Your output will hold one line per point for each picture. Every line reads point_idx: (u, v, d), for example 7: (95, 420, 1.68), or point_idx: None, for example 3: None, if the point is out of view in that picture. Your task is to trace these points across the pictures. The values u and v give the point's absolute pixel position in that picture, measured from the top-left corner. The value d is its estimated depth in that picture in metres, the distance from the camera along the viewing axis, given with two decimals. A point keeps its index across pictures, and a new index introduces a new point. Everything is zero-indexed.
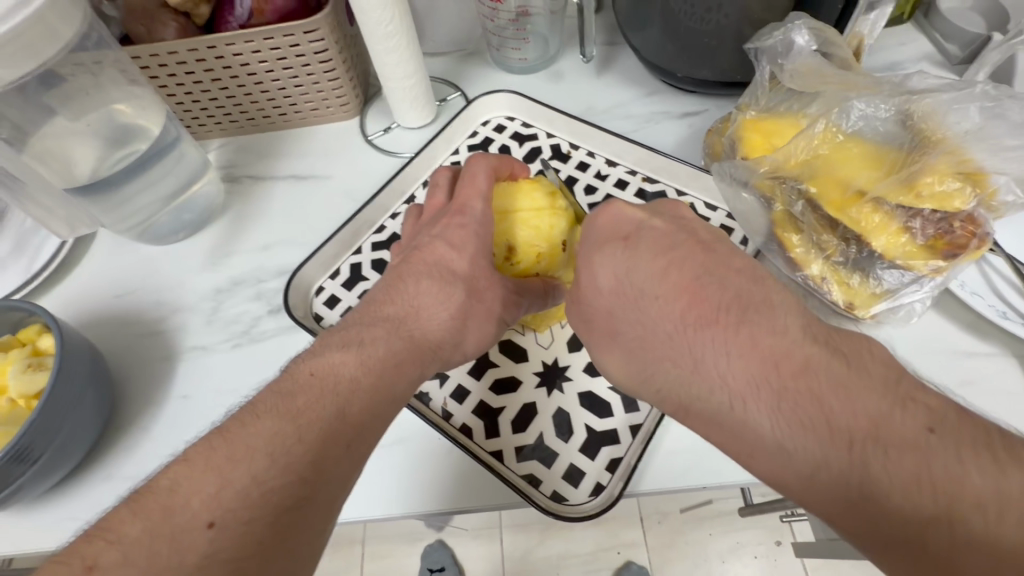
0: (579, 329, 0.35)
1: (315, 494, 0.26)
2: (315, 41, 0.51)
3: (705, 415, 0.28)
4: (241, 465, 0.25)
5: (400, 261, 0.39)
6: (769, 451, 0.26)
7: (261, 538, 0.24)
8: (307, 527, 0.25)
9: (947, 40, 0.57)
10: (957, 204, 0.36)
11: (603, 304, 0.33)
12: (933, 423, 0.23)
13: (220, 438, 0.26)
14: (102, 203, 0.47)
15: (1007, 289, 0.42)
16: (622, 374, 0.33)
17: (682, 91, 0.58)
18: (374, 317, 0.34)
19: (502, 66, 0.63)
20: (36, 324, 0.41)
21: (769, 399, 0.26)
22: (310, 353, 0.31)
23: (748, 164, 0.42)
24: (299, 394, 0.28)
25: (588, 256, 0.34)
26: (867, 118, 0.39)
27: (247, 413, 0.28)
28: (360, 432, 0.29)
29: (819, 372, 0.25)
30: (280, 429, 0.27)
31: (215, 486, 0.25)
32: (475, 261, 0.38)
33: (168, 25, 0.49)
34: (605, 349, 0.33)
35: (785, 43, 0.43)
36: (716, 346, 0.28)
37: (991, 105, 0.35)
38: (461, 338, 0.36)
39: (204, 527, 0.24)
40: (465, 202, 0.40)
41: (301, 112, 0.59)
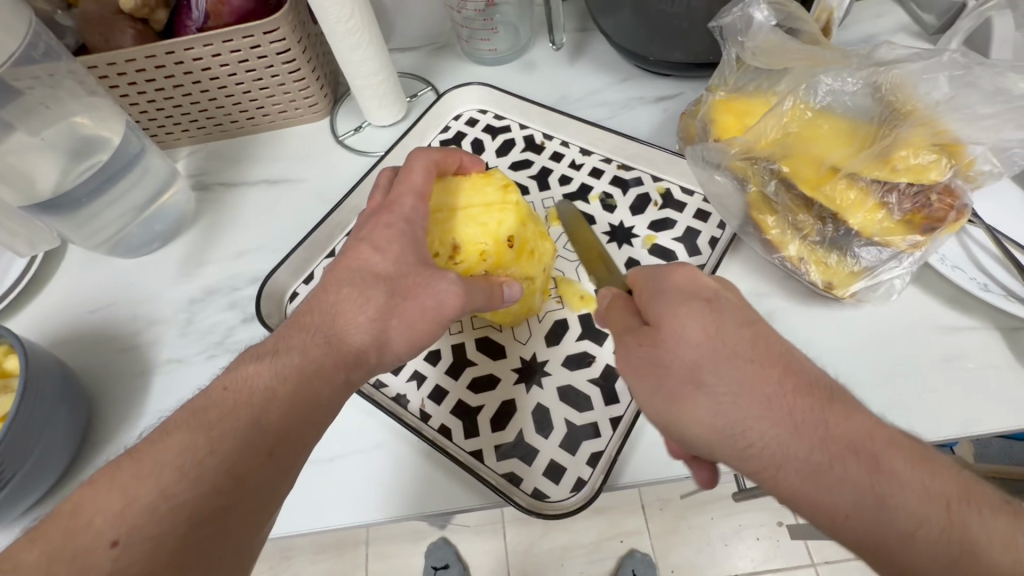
0: (643, 374, 0.30)
1: (234, 505, 0.26)
2: (275, 41, 0.50)
3: (803, 477, 0.26)
4: (148, 482, 0.25)
5: (329, 269, 0.37)
6: (868, 514, 0.24)
7: (172, 554, 0.24)
8: (225, 542, 0.25)
9: (922, 9, 0.56)
10: (932, 176, 0.35)
11: (686, 355, 0.29)
12: (1011, 503, 0.24)
13: (129, 458, 0.26)
14: (67, 218, 0.46)
15: (989, 261, 0.41)
16: (699, 432, 0.28)
17: (656, 75, 0.57)
18: (294, 329, 0.33)
19: (472, 58, 0.62)
20: (3, 345, 0.40)
21: (869, 463, 0.25)
22: (228, 369, 0.31)
23: (720, 146, 0.41)
24: (213, 408, 0.28)
25: (669, 307, 0.31)
26: (835, 93, 0.38)
27: (156, 430, 0.27)
28: (281, 440, 0.29)
29: (899, 449, 0.25)
30: (191, 442, 0.26)
31: (121, 504, 0.24)
32: (399, 261, 0.36)
33: (125, 32, 0.48)
34: (689, 402, 0.28)
35: (744, 19, 0.42)
36: (814, 414, 0.27)
37: (960, 73, 0.34)
38: (387, 339, 0.35)
39: (108, 546, 0.23)
40: (395, 198, 0.39)
41: (269, 116, 0.58)
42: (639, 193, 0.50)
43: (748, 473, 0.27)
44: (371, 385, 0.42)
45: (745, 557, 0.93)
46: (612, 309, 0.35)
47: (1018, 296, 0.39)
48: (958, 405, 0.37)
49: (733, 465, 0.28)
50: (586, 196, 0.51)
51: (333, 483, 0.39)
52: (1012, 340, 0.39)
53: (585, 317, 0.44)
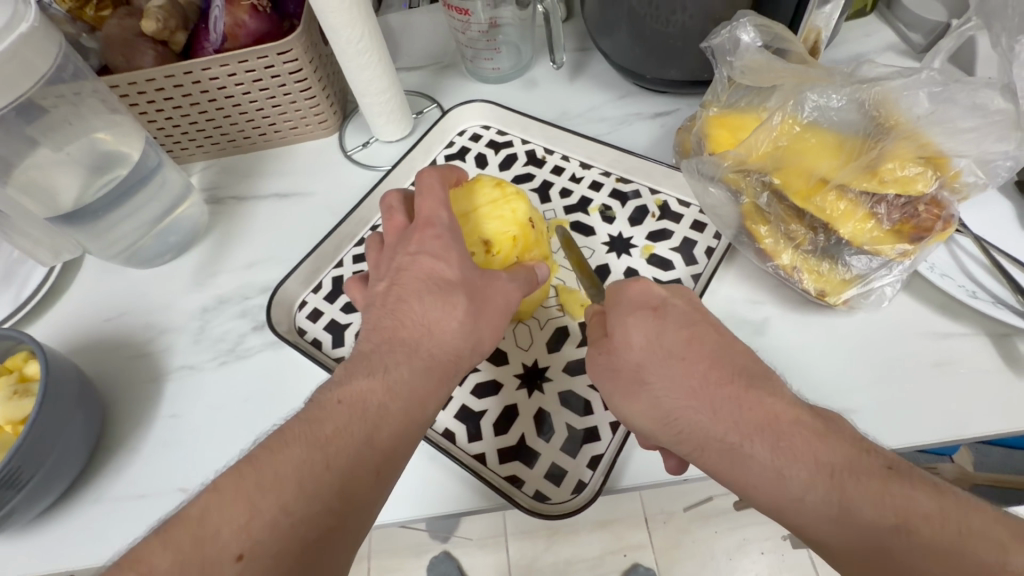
0: (601, 375, 0.35)
1: (345, 520, 0.28)
2: (288, 62, 0.53)
3: (715, 454, 0.29)
4: (271, 496, 0.26)
5: (387, 288, 0.38)
6: (767, 482, 0.27)
7: (291, 567, 0.25)
8: (336, 556, 0.27)
9: (909, 29, 0.58)
10: (919, 187, 0.37)
11: (628, 355, 0.34)
12: (894, 468, 0.26)
13: (250, 465, 0.27)
14: (87, 229, 0.48)
15: (977, 269, 0.42)
16: (643, 422, 0.33)
17: (653, 92, 0.59)
18: (390, 343, 0.34)
19: (476, 76, 0.65)
20: (23, 351, 0.42)
21: (772, 441, 0.28)
22: (338, 382, 0.32)
23: (714, 159, 0.43)
24: (328, 421, 0.29)
25: (620, 316, 0.35)
26: (822, 108, 0.40)
27: (276, 440, 0.28)
28: (387, 457, 0.30)
29: (804, 426, 0.28)
30: (308, 456, 0.28)
31: (246, 516, 0.25)
32: (464, 265, 0.38)
33: (146, 54, 0.51)
34: (630, 397, 0.33)
35: (731, 40, 0.44)
36: (729, 400, 0.30)
37: (939, 89, 0.36)
38: (478, 339, 0.36)
39: (234, 559, 0.24)
40: (429, 215, 0.40)
41: (281, 132, 0.60)
42: (637, 205, 0.52)
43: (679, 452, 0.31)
44: None
45: (750, 570, 0.93)
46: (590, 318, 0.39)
47: (1006, 302, 0.40)
48: (950, 408, 0.38)
49: (668, 445, 0.32)
50: (586, 208, 0.53)
51: None
52: (1002, 346, 0.40)
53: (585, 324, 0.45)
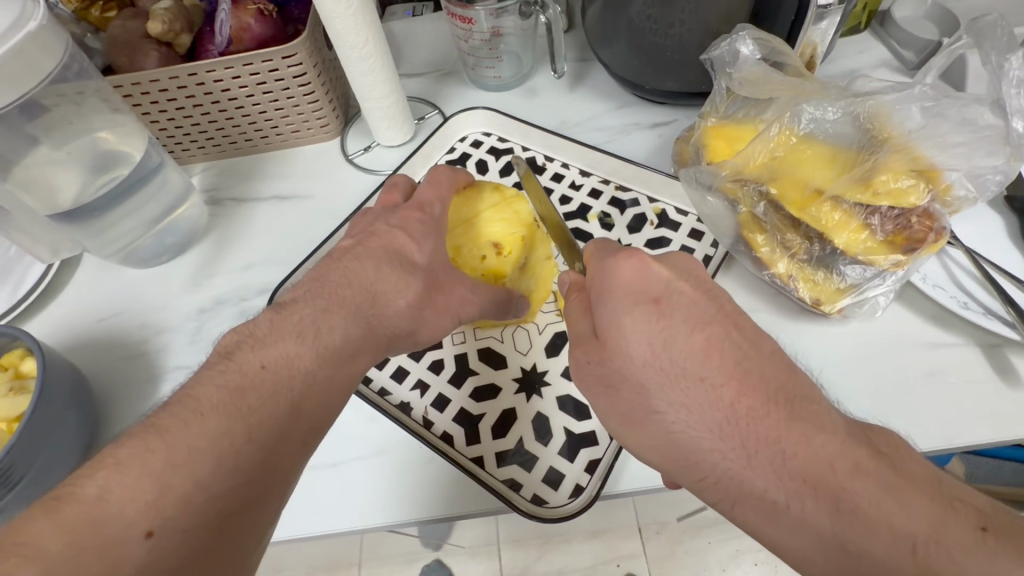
0: (598, 390, 0.35)
1: (264, 489, 0.28)
2: (292, 65, 0.53)
3: (757, 511, 0.28)
4: (183, 471, 0.26)
5: (353, 245, 0.39)
6: (827, 551, 0.26)
7: (201, 543, 0.25)
8: (256, 526, 0.27)
9: (902, 47, 0.60)
10: (912, 200, 0.38)
11: (638, 375, 0.32)
12: (988, 526, 0.24)
13: (160, 436, 0.26)
14: (86, 228, 0.48)
15: (969, 281, 0.43)
16: (659, 455, 0.32)
17: (652, 103, 0.60)
18: (333, 301, 0.35)
19: (477, 84, 0.65)
20: (19, 348, 0.42)
21: (826, 500, 0.26)
22: (258, 345, 0.32)
23: (711, 168, 0.44)
24: (251, 391, 0.29)
25: (615, 316, 0.33)
26: (818, 120, 0.41)
27: (190, 409, 0.28)
28: (312, 425, 0.31)
29: (865, 477, 0.26)
30: (227, 428, 0.27)
31: (156, 492, 0.25)
32: (432, 254, 0.39)
33: (150, 55, 0.51)
34: (644, 425, 0.32)
35: (731, 53, 0.45)
36: (768, 445, 0.28)
37: (930, 104, 0.37)
38: (418, 327, 0.37)
39: (141, 537, 0.24)
40: (426, 202, 0.42)
41: (283, 135, 0.61)
42: (636, 213, 0.53)
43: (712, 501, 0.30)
44: (376, 392, 0.43)
45: None
46: (571, 298, 0.38)
47: (996, 313, 0.41)
48: (941, 417, 0.39)
49: (697, 491, 0.31)
50: (585, 215, 0.53)
51: (336, 488, 0.40)
52: (993, 356, 0.41)
53: None
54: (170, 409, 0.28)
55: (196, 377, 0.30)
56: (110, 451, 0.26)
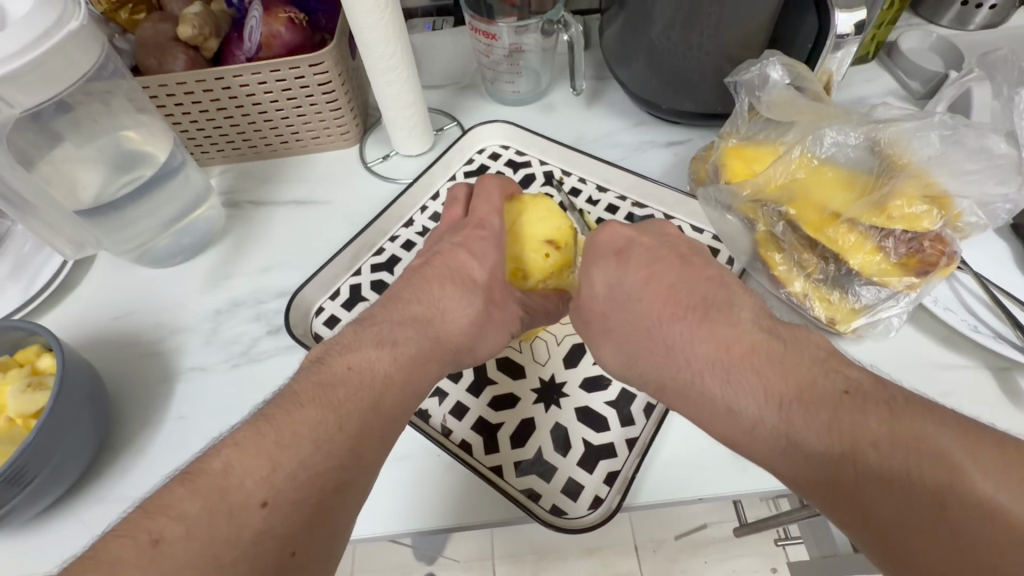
0: (581, 329, 0.41)
1: (356, 476, 0.28)
2: (319, 73, 0.54)
3: (674, 393, 0.33)
4: (289, 451, 0.27)
5: (421, 264, 0.41)
6: (717, 415, 0.31)
7: (308, 517, 0.26)
8: (348, 506, 0.28)
9: (909, 77, 0.62)
10: (925, 224, 0.39)
11: (601, 308, 0.39)
12: (854, 390, 0.27)
13: (269, 424, 0.28)
14: (109, 226, 0.48)
15: (978, 305, 0.44)
16: (616, 366, 0.38)
17: (667, 122, 0.62)
18: (404, 317, 0.36)
19: (495, 97, 0.67)
20: (37, 344, 0.42)
21: (719, 369, 0.31)
22: (345, 350, 0.33)
23: (731, 188, 0.45)
24: (340, 385, 0.30)
25: (586, 268, 0.41)
26: (839, 145, 0.42)
27: (289, 402, 0.29)
28: (391, 421, 0.31)
29: (760, 352, 0.30)
30: (323, 418, 0.28)
31: (269, 468, 0.26)
32: (492, 273, 0.41)
33: (178, 58, 0.51)
34: (600, 344, 0.39)
35: (761, 76, 0.46)
36: (685, 336, 0.33)
37: (949, 132, 0.38)
38: (475, 344, 0.38)
39: (258, 506, 0.25)
40: (483, 217, 0.44)
41: (303, 140, 0.61)
42: None
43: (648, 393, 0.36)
44: None
45: None
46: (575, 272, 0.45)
47: (1006, 337, 0.42)
48: None
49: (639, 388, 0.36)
50: None
51: None
52: (1002, 379, 0.42)
53: None
54: (276, 402, 0.29)
55: (295, 378, 0.31)
56: (227, 437, 0.27)
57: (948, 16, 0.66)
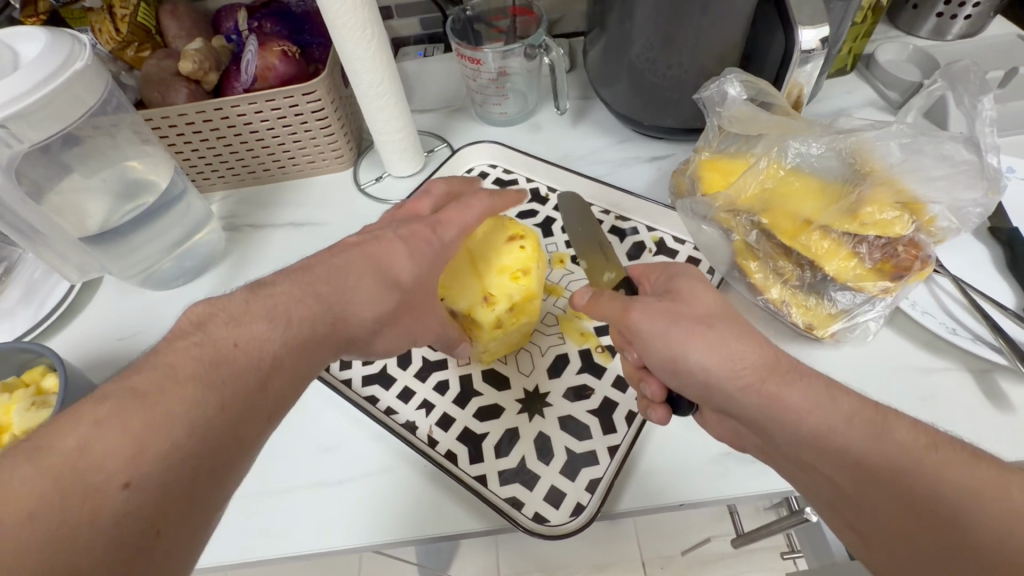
0: (661, 321, 0.37)
1: (236, 455, 0.29)
2: (311, 102, 0.56)
3: (804, 400, 0.32)
4: (159, 431, 0.26)
5: (355, 244, 0.39)
6: (855, 431, 0.30)
7: (173, 491, 0.25)
8: (226, 487, 0.28)
9: (887, 87, 0.63)
10: (897, 230, 0.40)
11: (702, 312, 0.37)
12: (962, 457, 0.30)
13: (137, 402, 0.26)
14: (112, 251, 0.50)
15: (957, 308, 0.45)
16: (711, 369, 0.35)
17: (650, 138, 0.64)
18: (306, 292, 0.35)
19: (484, 119, 0.69)
20: (41, 365, 0.44)
21: (849, 398, 0.32)
22: (233, 321, 0.32)
23: (706, 199, 0.46)
24: (225, 364, 0.30)
25: (686, 279, 0.40)
26: (806, 155, 0.43)
27: (162, 377, 0.28)
28: (277, 400, 0.32)
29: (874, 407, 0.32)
30: (203, 398, 0.28)
31: (135, 449, 0.25)
32: (421, 277, 0.39)
33: (180, 91, 0.54)
34: (695, 341, 0.35)
35: (719, 94, 0.48)
36: (802, 370, 0.34)
37: (908, 141, 0.39)
38: (373, 338, 0.38)
39: (120, 488, 0.24)
40: (444, 219, 0.42)
41: (299, 165, 0.64)
42: (635, 242, 0.55)
43: (759, 405, 0.33)
44: (383, 412, 0.44)
45: None
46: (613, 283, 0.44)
47: (985, 339, 0.42)
48: None
49: (743, 399, 0.33)
50: None
51: (341, 507, 0.41)
52: (983, 381, 0.42)
53: (584, 353, 0.47)
54: (143, 374, 0.28)
55: (166, 346, 0.30)
56: (88, 408, 0.26)
57: (926, 28, 0.67)
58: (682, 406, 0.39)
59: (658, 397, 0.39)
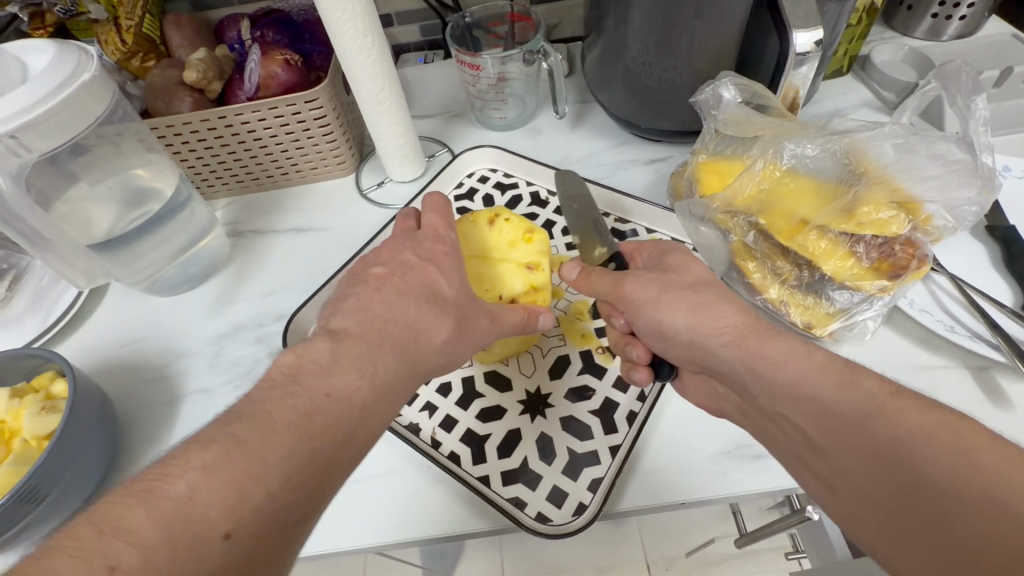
0: (650, 284, 0.41)
1: (319, 499, 0.29)
2: (313, 109, 0.57)
3: (785, 357, 0.35)
4: (257, 482, 0.26)
5: (388, 276, 0.39)
6: (824, 386, 0.32)
7: (265, 537, 0.26)
8: (301, 538, 0.28)
9: (882, 88, 0.64)
10: (894, 229, 0.40)
11: (690, 281, 0.41)
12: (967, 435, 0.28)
13: (242, 451, 0.26)
14: (119, 258, 0.51)
15: (954, 306, 0.45)
16: (684, 325, 0.39)
17: (649, 141, 0.64)
18: (385, 338, 0.35)
19: (484, 124, 0.70)
20: (50, 371, 0.44)
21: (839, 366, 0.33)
22: (323, 370, 0.32)
23: (704, 200, 0.46)
24: (317, 411, 0.30)
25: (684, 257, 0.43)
26: (802, 156, 0.44)
27: (264, 424, 0.28)
28: (359, 446, 0.32)
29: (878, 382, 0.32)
30: (298, 448, 0.28)
31: (235, 498, 0.25)
32: (460, 287, 0.40)
33: (184, 100, 0.55)
34: (677, 307, 0.39)
35: (714, 96, 0.48)
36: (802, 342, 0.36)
37: (901, 141, 0.40)
38: (448, 359, 0.38)
39: (220, 539, 0.24)
40: (439, 232, 0.43)
41: (302, 171, 0.65)
42: None
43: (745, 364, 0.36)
44: None
45: None
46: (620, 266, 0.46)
47: (983, 336, 0.43)
48: None
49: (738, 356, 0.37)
50: None
51: (346, 508, 0.41)
52: (981, 378, 0.42)
53: (585, 353, 0.48)
54: (245, 420, 0.28)
55: (259, 395, 0.30)
56: (194, 451, 0.26)
57: (921, 29, 0.68)
58: (665, 370, 0.42)
59: (642, 361, 0.42)
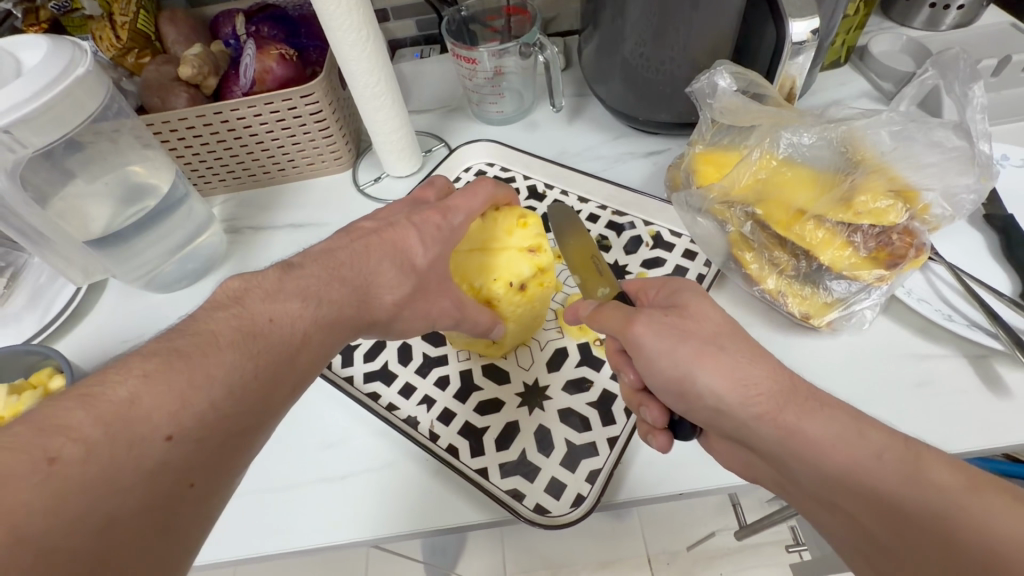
0: (663, 332, 0.36)
1: (260, 421, 0.29)
2: (309, 104, 0.57)
3: (803, 418, 0.31)
4: (201, 392, 0.26)
5: (373, 230, 0.39)
6: (851, 449, 0.29)
7: (208, 450, 0.26)
8: (243, 457, 0.28)
9: (881, 78, 0.64)
10: (892, 218, 0.40)
11: (709, 333, 0.35)
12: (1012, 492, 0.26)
13: (181, 361, 0.27)
14: (116, 254, 0.51)
15: (952, 295, 0.45)
16: (710, 385, 0.34)
17: (646, 133, 0.64)
18: (336, 273, 0.35)
19: (481, 118, 0.70)
20: (49, 367, 0.44)
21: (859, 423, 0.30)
22: (267, 297, 0.32)
23: (700, 191, 0.46)
24: (261, 336, 0.30)
25: (693, 296, 0.38)
26: (798, 146, 0.44)
27: (205, 342, 0.29)
28: (303, 375, 0.32)
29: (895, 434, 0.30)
30: (239, 365, 0.29)
31: (178, 404, 0.25)
32: (432, 262, 0.39)
33: (180, 96, 0.55)
34: (703, 359, 0.34)
35: (711, 86, 0.48)
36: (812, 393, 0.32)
37: (899, 128, 0.40)
38: (394, 320, 0.38)
39: (162, 439, 0.24)
40: (450, 205, 0.42)
41: (298, 167, 0.65)
42: (632, 236, 0.55)
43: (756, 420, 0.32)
44: (384, 408, 0.45)
45: None
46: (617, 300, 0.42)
47: (981, 325, 0.43)
48: (933, 424, 0.40)
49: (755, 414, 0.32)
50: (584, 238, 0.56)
51: (345, 502, 0.41)
52: (980, 366, 0.42)
53: (583, 346, 0.48)
54: (185, 338, 0.29)
55: (203, 316, 0.31)
56: (135, 361, 0.27)
57: (919, 19, 0.67)
58: (684, 430, 0.38)
59: (659, 424, 0.38)
